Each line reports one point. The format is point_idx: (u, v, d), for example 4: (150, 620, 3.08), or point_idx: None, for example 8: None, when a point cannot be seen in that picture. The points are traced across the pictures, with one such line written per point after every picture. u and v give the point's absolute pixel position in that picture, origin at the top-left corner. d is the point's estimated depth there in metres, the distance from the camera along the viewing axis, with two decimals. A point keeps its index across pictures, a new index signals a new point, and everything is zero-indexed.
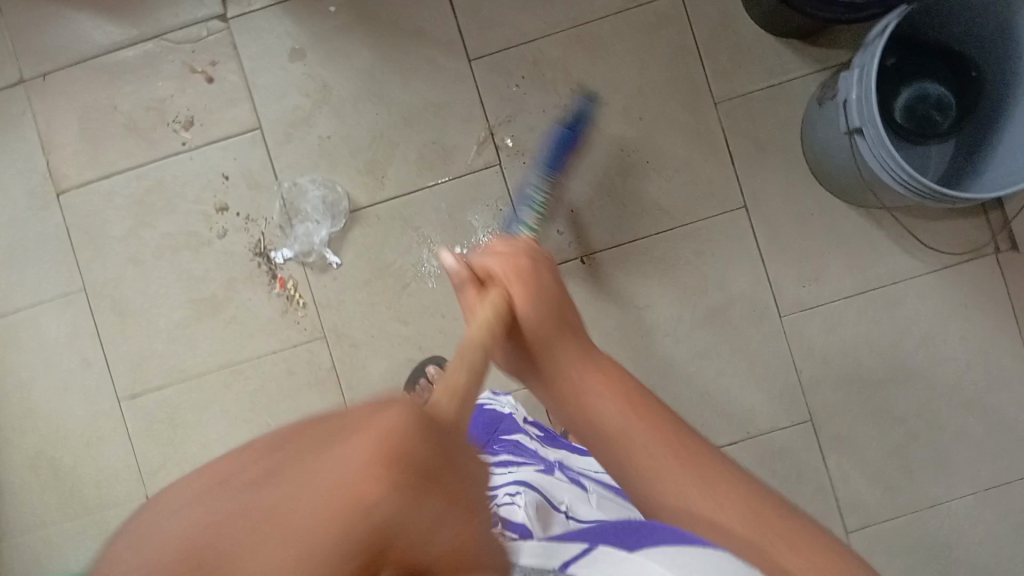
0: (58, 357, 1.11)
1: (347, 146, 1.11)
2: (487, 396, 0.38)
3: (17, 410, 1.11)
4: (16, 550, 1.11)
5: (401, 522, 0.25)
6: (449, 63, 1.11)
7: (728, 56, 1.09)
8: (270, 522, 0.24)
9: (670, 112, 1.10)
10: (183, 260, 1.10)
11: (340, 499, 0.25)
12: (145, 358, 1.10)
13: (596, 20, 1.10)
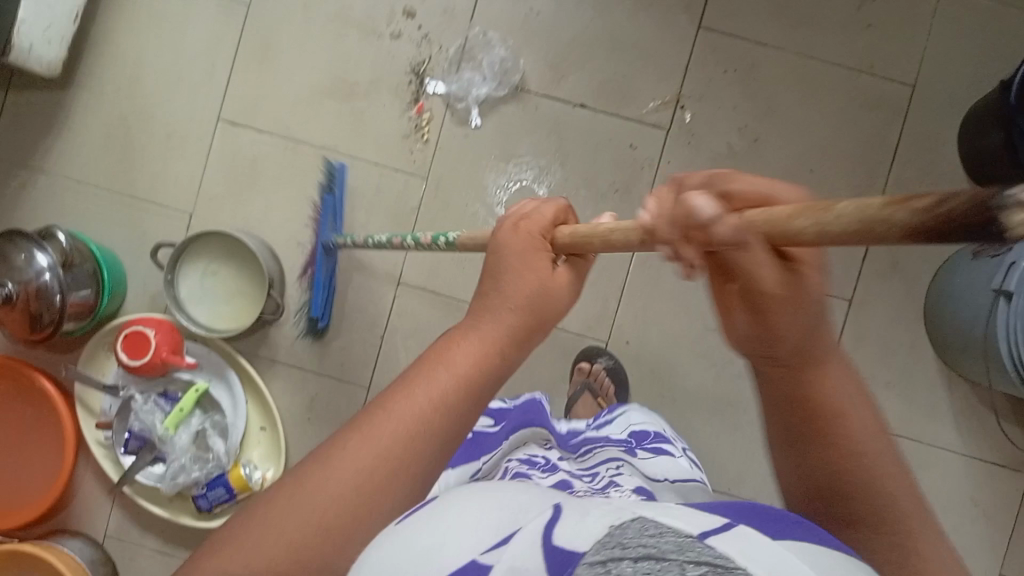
0: (190, 50, 1.10)
1: (549, 32, 1.09)
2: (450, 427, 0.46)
3: (123, 71, 1.10)
4: (46, 185, 1.10)
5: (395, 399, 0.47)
6: (681, 18, 1.09)
7: (919, 166, 1.08)
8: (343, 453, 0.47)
9: (841, 180, 1.08)
10: (349, 37, 1.09)
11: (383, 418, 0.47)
12: (262, 98, 1.10)
13: (828, 63, 1.09)
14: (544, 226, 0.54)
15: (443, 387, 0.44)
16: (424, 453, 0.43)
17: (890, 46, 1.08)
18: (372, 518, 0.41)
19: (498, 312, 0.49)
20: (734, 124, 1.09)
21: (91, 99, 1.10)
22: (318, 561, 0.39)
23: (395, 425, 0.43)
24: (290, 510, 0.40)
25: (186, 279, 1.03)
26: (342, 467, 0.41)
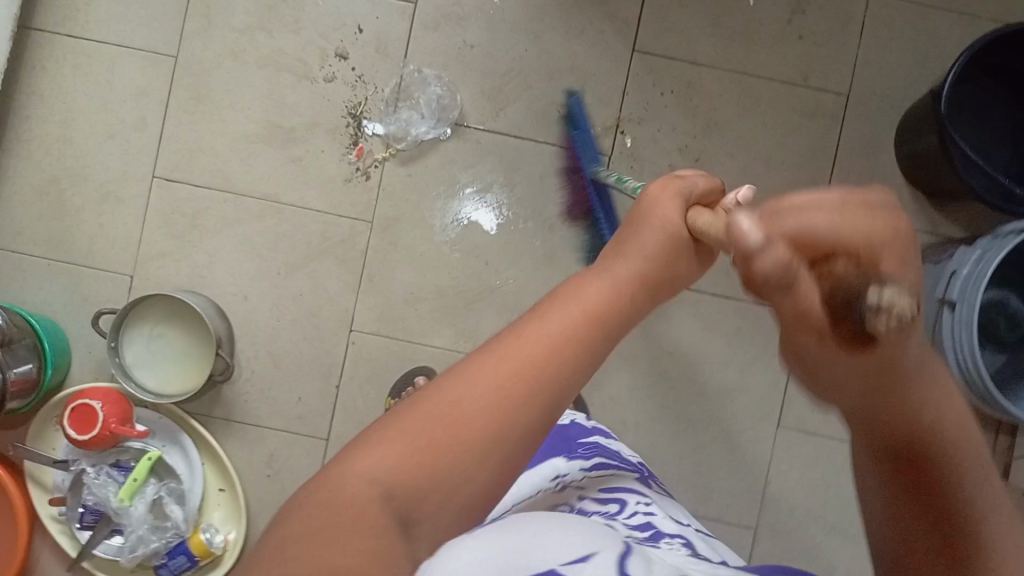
0: (115, 106, 1.07)
1: (484, 64, 1.08)
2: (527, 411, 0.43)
3: (49, 132, 1.07)
4: None
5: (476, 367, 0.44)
6: (614, 41, 1.08)
7: (862, 175, 1.09)
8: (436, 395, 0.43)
9: (785, 193, 1.09)
10: (280, 82, 1.07)
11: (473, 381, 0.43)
12: (198, 149, 1.07)
13: (764, 78, 1.09)
14: (668, 213, 0.53)
15: (573, 318, 0.45)
16: (524, 420, 0.42)
17: (823, 56, 1.09)
18: (505, 438, 0.41)
19: (617, 274, 0.49)
20: (675, 146, 1.09)
21: (19, 165, 1.07)
22: (446, 466, 0.40)
23: (529, 347, 0.43)
24: (423, 425, 0.41)
25: (132, 344, 1.02)
26: (476, 386, 0.42)
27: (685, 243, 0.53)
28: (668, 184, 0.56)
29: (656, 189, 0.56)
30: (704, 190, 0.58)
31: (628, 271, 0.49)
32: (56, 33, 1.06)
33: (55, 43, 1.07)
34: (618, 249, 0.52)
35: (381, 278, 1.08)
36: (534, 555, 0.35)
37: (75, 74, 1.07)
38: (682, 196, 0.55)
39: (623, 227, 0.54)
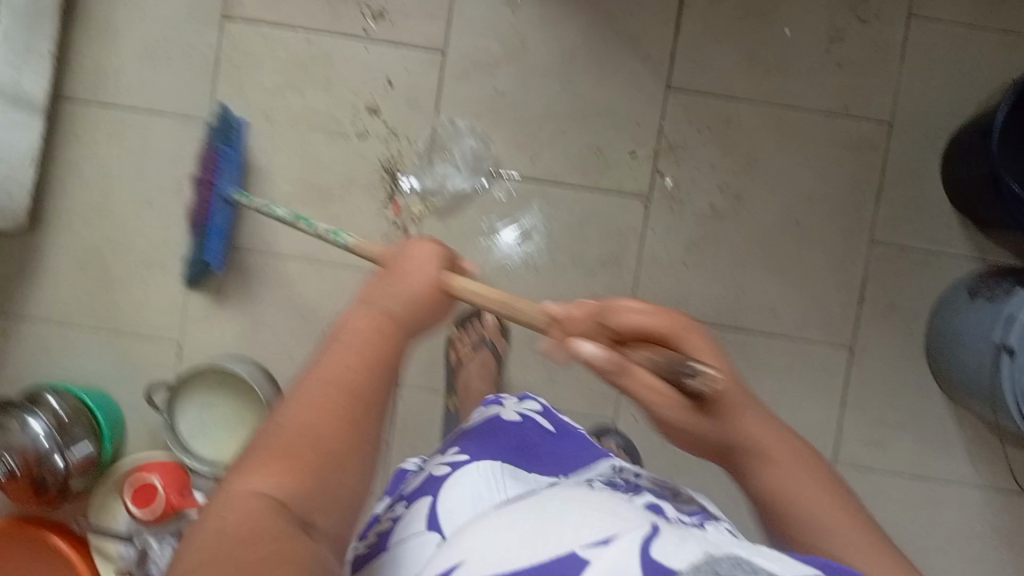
0: (152, 174, 1.07)
1: (517, 112, 1.06)
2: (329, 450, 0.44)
3: (89, 203, 1.07)
4: (30, 331, 1.08)
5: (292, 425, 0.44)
6: (649, 81, 1.06)
7: (908, 204, 1.07)
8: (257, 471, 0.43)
9: (830, 226, 1.07)
10: (314, 142, 1.07)
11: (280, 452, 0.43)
12: (237, 214, 1.07)
13: (804, 111, 1.07)
14: (422, 262, 0.55)
15: (347, 352, 0.47)
16: (336, 452, 0.44)
17: (862, 85, 1.07)
18: (335, 454, 0.44)
19: (376, 309, 0.51)
20: (716, 184, 1.07)
21: (62, 238, 1.08)
22: (297, 480, 0.42)
23: (317, 389, 0.46)
24: (255, 472, 0.42)
25: (185, 416, 1.07)
26: (283, 433, 0.44)
27: (446, 287, 0.55)
28: (433, 245, 0.57)
29: (419, 244, 0.57)
30: (452, 255, 0.58)
31: (397, 312, 0.51)
32: (88, 103, 1.06)
33: (87, 112, 1.07)
34: (371, 295, 0.53)
35: None
36: (550, 536, 0.38)
37: (111, 144, 1.07)
38: (444, 258, 0.57)
39: (376, 279, 0.55)
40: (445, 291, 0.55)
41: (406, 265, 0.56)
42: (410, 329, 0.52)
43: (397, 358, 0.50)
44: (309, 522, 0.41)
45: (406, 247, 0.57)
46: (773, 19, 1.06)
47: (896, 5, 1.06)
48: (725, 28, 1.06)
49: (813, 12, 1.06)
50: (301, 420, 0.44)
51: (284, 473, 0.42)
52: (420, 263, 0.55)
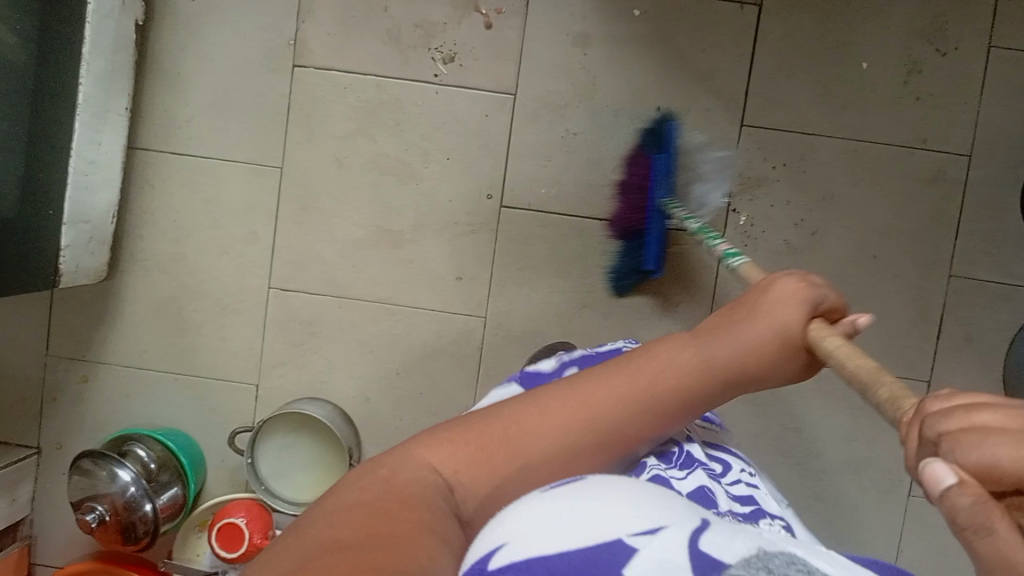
0: (226, 221, 1.08)
1: (588, 152, 1.06)
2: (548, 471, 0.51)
3: (164, 250, 1.09)
4: (110, 376, 1.10)
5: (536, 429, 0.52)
6: (720, 118, 1.06)
7: (986, 236, 1.06)
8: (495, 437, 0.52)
9: (905, 261, 1.07)
10: (387, 185, 1.07)
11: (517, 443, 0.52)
12: (311, 258, 1.08)
13: (878, 144, 1.06)
14: (788, 304, 0.62)
15: (664, 386, 0.56)
16: (533, 475, 0.51)
17: (938, 118, 1.05)
18: (551, 474, 0.51)
19: (703, 347, 0.59)
20: (789, 220, 1.07)
21: (137, 285, 1.09)
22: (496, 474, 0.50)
23: (614, 403, 0.54)
24: (497, 427, 0.53)
25: (265, 456, 1.06)
26: (554, 415, 0.53)
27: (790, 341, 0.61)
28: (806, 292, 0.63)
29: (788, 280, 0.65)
30: (829, 306, 0.64)
31: (724, 356, 0.59)
32: (161, 151, 1.07)
33: (161, 160, 1.08)
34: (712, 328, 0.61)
35: (499, 372, 1.08)
36: (598, 524, 0.38)
37: (185, 192, 1.08)
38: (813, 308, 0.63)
39: (743, 305, 0.64)
40: (795, 342, 0.61)
41: (768, 310, 0.62)
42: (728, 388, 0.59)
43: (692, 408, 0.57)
44: (456, 512, 0.48)
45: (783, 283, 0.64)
46: (845, 53, 1.05)
47: (972, 37, 1.05)
48: (798, 63, 1.06)
49: (888, 45, 1.05)
50: (535, 428, 0.52)
51: (487, 475, 0.50)
52: (781, 306, 0.62)
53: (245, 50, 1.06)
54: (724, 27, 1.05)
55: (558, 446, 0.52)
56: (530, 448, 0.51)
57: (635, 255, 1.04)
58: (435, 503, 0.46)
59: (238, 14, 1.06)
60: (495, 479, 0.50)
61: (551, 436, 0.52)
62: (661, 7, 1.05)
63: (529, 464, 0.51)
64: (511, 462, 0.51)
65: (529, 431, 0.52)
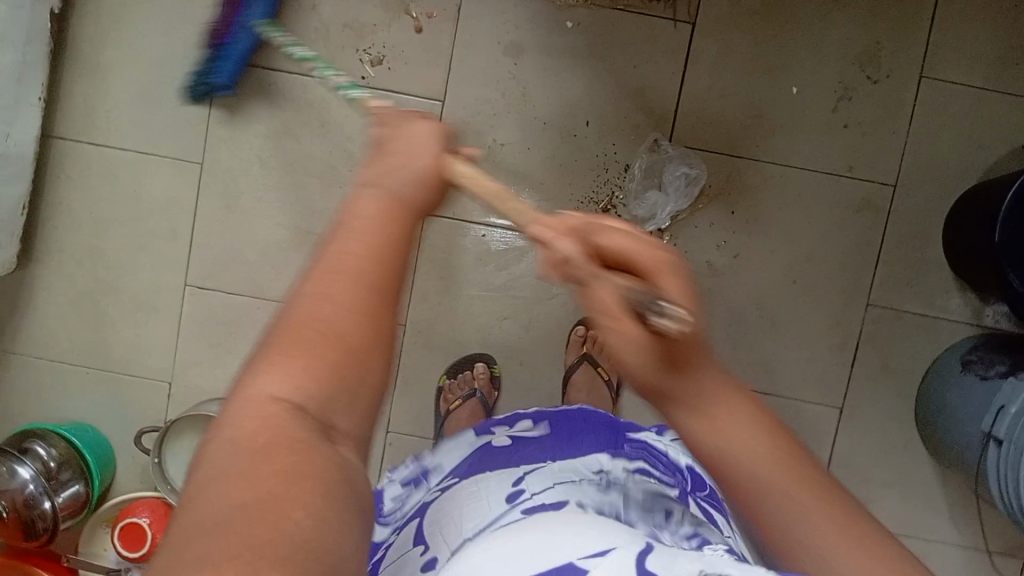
0: (146, 216, 1.06)
1: (516, 163, 1.06)
2: (279, 417, 0.36)
3: (80, 242, 1.06)
4: (20, 368, 1.08)
5: (248, 408, 0.37)
6: (650, 134, 1.05)
7: (907, 268, 1.07)
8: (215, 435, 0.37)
9: (827, 287, 1.07)
10: (311, 187, 1.05)
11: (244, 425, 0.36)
12: (231, 257, 1.06)
13: (807, 170, 1.06)
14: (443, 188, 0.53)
15: (369, 234, 0.43)
16: (283, 428, 0.36)
17: (867, 146, 1.05)
18: (285, 415, 0.37)
19: (400, 200, 0.47)
20: (715, 242, 1.06)
21: (52, 277, 1.07)
22: (320, 371, 0.38)
23: (341, 261, 0.41)
24: (291, 340, 0.39)
25: (173, 456, 1.04)
26: (310, 293, 0.40)
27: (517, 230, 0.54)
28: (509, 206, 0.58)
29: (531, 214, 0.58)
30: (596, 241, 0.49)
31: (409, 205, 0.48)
32: (80, 141, 1.05)
33: (79, 150, 1.05)
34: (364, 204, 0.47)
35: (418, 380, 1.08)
36: (547, 551, 0.38)
37: (105, 185, 1.06)
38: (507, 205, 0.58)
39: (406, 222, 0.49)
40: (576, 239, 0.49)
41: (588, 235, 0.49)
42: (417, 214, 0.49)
43: (408, 239, 0.45)
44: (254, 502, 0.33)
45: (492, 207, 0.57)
46: (778, 76, 1.05)
47: (906, 66, 1.05)
48: (732, 83, 1.05)
49: (821, 70, 1.05)
50: (255, 404, 0.37)
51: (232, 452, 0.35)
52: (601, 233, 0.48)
53: (171, 42, 1.05)
54: (657, 42, 1.04)
55: (286, 391, 0.38)
56: (262, 408, 0.37)
57: (224, 62, 1.01)
58: (303, 442, 0.36)
59: (165, 4, 1.04)
60: (246, 455, 0.35)
61: (271, 384, 0.38)
62: (597, 19, 1.04)
63: (275, 418, 0.36)
64: (253, 425, 0.36)
65: (256, 395, 0.38)
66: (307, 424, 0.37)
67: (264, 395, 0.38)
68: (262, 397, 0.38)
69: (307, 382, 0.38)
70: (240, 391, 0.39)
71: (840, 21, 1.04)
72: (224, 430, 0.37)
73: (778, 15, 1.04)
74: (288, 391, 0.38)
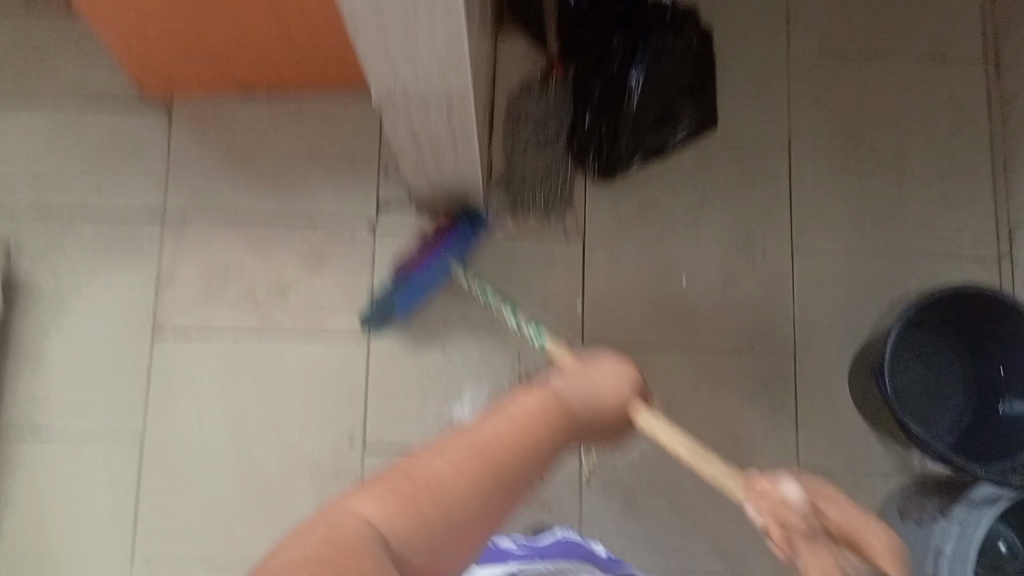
0: (88, 494, 1.08)
1: (444, 384, 1.12)
2: (394, 496, 0.53)
3: (24, 531, 1.07)
4: None
5: (377, 493, 0.53)
6: (562, 338, 1.13)
7: (826, 425, 1.13)
8: (353, 508, 0.52)
9: (757, 456, 1.11)
10: (249, 439, 1.09)
11: (372, 506, 0.52)
12: (176, 522, 1.07)
13: (711, 349, 1.14)
14: (615, 389, 0.68)
15: (517, 421, 0.58)
16: (410, 513, 0.52)
17: (760, 320, 1.15)
18: (414, 504, 0.52)
19: (556, 395, 0.63)
20: None
21: None
22: (435, 513, 0.52)
23: (494, 443, 0.56)
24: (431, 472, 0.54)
25: None
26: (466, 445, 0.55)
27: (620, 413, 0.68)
28: (819, 490, 0.59)
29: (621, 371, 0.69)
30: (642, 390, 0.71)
31: (572, 399, 0.65)
32: (22, 432, 1.09)
33: (20, 437, 1.09)
34: (561, 382, 0.66)
35: None
36: None
37: (47, 471, 1.08)
38: (638, 385, 0.70)
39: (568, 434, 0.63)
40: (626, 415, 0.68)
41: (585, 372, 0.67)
42: (584, 429, 0.66)
43: (559, 445, 0.62)
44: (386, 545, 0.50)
45: (613, 369, 0.69)
46: (667, 270, 1.16)
47: (777, 244, 1.17)
48: (626, 282, 1.16)
49: (703, 258, 1.16)
50: (383, 490, 0.53)
51: (367, 521, 0.51)
52: (594, 391, 0.66)
53: (107, 322, 1.12)
54: (554, 256, 1.16)
55: (402, 489, 0.53)
56: (397, 491, 0.53)
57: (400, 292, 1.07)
58: (367, 544, 0.49)
59: (102, 291, 1.13)
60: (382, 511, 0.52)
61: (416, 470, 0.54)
62: (497, 244, 1.16)
63: (405, 509, 0.52)
64: (376, 519, 0.51)
65: (370, 501, 0.52)
66: (379, 542, 0.50)
67: (379, 501, 0.52)
68: (370, 507, 0.52)
69: (410, 511, 0.52)
70: (387, 475, 0.55)
71: (711, 216, 1.17)
72: (363, 502, 0.52)
73: (657, 218, 1.17)
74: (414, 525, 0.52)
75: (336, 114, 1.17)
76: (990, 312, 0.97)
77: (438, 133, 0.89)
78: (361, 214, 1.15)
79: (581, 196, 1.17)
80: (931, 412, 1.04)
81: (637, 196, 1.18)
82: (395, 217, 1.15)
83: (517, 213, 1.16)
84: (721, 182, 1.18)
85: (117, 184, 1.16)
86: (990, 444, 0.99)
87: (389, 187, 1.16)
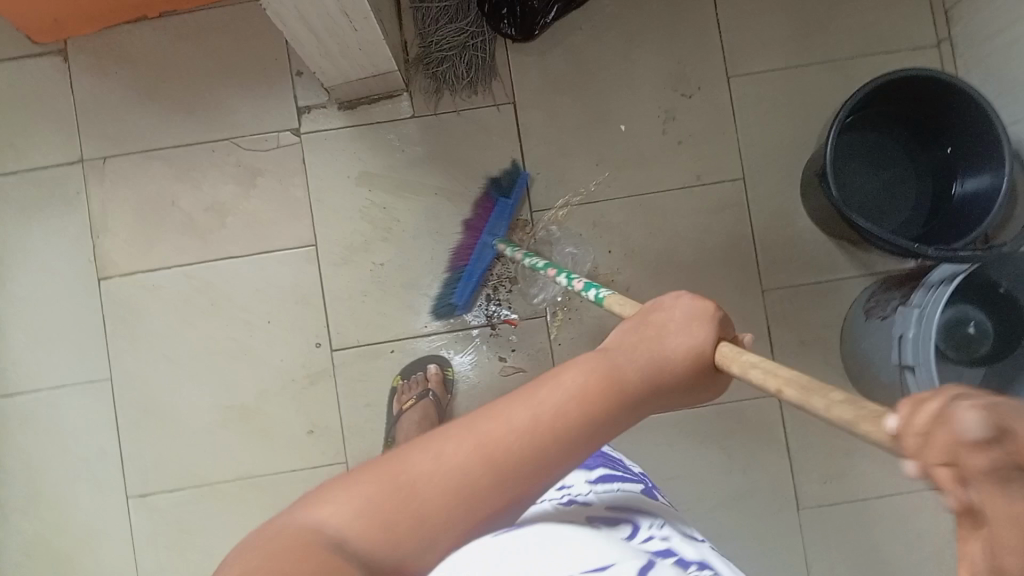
0: (73, 443, 1.09)
1: (401, 277, 1.11)
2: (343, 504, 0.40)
3: (20, 489, 1.09)
4: None
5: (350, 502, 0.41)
6: None
7: (785, 245, 1.12)
8: (306, 525, 0.39)
9: (722, 288, 1.12)
10: (219, 363, 1.10)
11: (352, 512, 0.40)
12: (164, 455, 1.09)
13: (662, 191, 1.12)
14: (687, 335, 0.50)
15: (562, 405, 0.45)
16: (427, 523, 0.40)
17: (707, 154, 1.13)
18: (393, 535, 0.40)
19: (609, 365, 0.48)
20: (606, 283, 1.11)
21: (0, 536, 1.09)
22: (426, 523, 0.40)
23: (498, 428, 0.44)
24: (428, 478, 0.42)
25: None
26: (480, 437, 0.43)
27: (699, 370, 0.50)
28: (715, 307, 0.52)
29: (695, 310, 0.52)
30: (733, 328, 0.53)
31: (628, 370, 0.48)
32: None
33: None
34: (617, 346, 0.50)
35: None
36: None
37: (30, 429, 1.09)
38: (721, 324, 0.51)
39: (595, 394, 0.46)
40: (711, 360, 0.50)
41: (662, 367, 0.49)
42: (641, 405, 0.48)
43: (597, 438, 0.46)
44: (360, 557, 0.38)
45: (670, 318, 0.51)
46: (604, 121, 1.13)
47: (713, 74, 1.13)
48: (566, 141, 1.13)
49: (639, 103, 1.13)
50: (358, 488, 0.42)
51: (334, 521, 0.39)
52: (646, 351, 0.49)
53: (51, 275, 1.10)
54: (487, 127, 1.12)
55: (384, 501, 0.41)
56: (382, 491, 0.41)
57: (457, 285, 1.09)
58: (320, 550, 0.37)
59: (40, 247, 1.11)
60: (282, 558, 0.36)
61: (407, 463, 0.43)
62: (428, 127, 1.12)
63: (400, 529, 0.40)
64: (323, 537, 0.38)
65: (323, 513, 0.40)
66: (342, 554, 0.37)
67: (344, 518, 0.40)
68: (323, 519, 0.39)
69: (387, 518, 0.40)
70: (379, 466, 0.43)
71: (640, 58, 1.13)
72: (342, 492, 0.41)
73: (587, 70, 1.13)
74: (389, 512, 0.40)
75: (235, 22, 1.11)
76: (932, 92, 0.94)
77: (332, 16, 0.85)
78: (284, 120, 1.11)
79: (506, 61, 1.13)
80: (882, 209, 1.03)
81: (562, 50, 1.13)
82: (319, 117, 1.11)
83: (444, 90, 1.12)
84: (645, 19, 1.13)
85: (29, 135, 1.11)
86: (946, 227, 0.99)
87: (306, 86, 1.11)
